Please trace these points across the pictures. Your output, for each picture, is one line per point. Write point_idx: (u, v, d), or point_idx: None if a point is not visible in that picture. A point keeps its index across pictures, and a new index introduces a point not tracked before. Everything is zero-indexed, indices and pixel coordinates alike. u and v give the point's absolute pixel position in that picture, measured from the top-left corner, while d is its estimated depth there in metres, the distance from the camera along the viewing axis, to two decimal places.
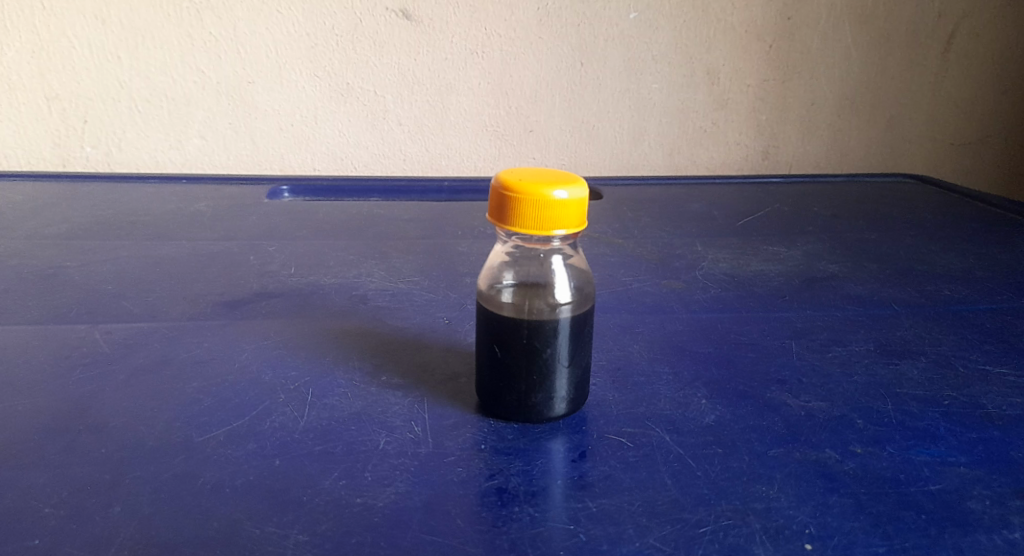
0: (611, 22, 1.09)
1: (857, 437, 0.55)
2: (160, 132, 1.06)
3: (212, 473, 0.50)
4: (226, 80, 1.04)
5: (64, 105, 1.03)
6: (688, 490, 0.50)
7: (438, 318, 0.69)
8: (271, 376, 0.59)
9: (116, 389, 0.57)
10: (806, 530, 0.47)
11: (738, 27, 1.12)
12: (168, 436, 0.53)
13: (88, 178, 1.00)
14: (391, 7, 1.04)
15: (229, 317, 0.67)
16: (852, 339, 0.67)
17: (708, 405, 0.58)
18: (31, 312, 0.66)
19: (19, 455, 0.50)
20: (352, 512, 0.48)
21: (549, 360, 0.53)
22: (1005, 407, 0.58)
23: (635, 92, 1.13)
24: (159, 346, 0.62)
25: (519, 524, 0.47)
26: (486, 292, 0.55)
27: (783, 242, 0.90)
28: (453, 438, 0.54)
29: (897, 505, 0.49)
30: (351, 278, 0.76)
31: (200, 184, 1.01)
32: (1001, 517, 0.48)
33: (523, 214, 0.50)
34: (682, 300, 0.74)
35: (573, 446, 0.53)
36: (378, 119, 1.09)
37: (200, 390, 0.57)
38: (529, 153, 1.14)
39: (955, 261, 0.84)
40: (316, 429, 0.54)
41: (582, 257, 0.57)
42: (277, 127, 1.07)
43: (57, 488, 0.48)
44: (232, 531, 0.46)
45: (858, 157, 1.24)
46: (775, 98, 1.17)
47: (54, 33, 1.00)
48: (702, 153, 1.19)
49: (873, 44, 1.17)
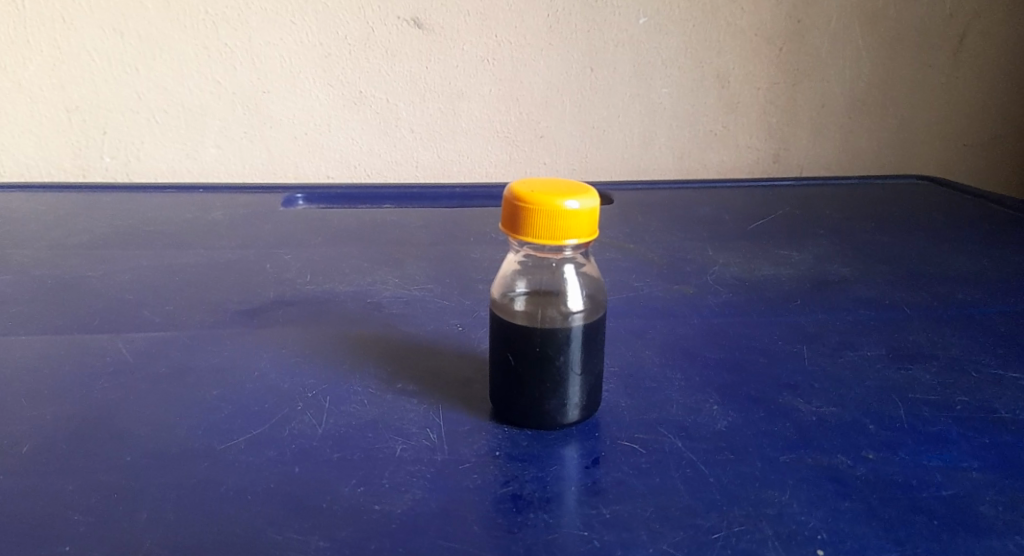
0: (621, 27, 1.10)
1: (868, 442, 0.55)
2: (177, 142, 1.07)
3: (232, 479, 0.51)
4: (241, 90, 1.06)
5: (83, 116, 1.04)
6: (701, 495, 0.51)
7: (451, 325, 0.70)
8: (288, 383, 0.60)
9: (138, 397, 0.58)
10: (817, 535, 0.48)
11: (747, 31, 1.12)
12: (189, 443, 0.54)
13: (106, 188, 1.02)
14: (403, 16, 1.05)
15: (246, 325, 0.68)
16: (863, 343, 0.68)
17: (720, 411, 0.58)
18: (54, 322, 0.67)
19: (46, 462, 0.52)
20: (370, 519, 0.49)
21: (561, 368, 0.54)
22: (1016, 412, 0.58)
23: (645, 97, 1.14)
24: (180, 355, 0.63)
25: (534, 530, 0.48)
26: (499, 300, 0.56)
27: (794, 245, 0.90)
28: (468, 445, 0.55)
29: (909, 509, 0.50)
30: (365, 285, 0.77)
31: (216, 193, 1.02)
32: (1012, 522, 0.49)
33: (535, 224, 0.51)
34: (693, 305, 0.75)
35: (586, 452, 0.54)
36: (390, 126, 1.10)
37: (220, 398, 0.58)
38: (540, 159, 1.15)
39: (966, 264, 0.84)
40: (333, 436, 0.55)
41: (593, 266, 0.58)
42: (291, 135, 1.09)
43: (83, 495, 0.49)
44: (253, 536, 0.47)
45: (869, 158, 1.24)
46: (786, 101, 1.18)
47: (73, 46, 1.01)
48: (713, 156, 1.19)
49: (883, 45, 1.17)
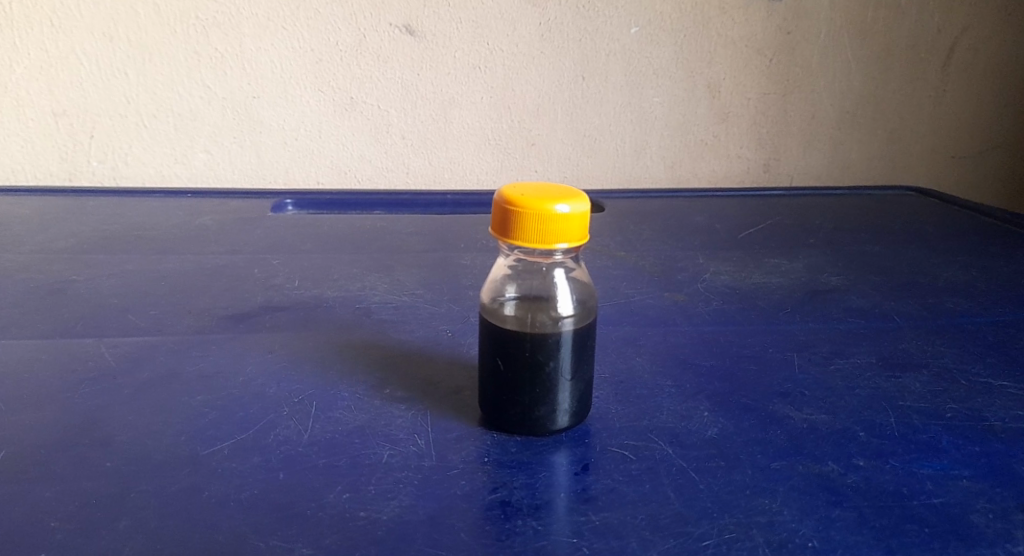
0: (611, 37, 1.10)
1: (859, 450, 0.55)
2: (167, 146, 1.06)
3: (217, 485, 0.50)
4: (232, 96, 1.05)
5: (72, 120, 1.04)
6: (692, 503, 0.50)
7: (442, 331, 0.70)
8: (276, 389, 0.60)
9: (122, 404, 0.57)
10: (809, 543, 0.47)
11: (738, 42, 1.13)
12: (174, 449, 0.53)
13: (94, 193, 1.01)
14: (395, 23, 1.05)
15: (234, 331, 0.68)
16: (854, 352, 0.67)
17: (711, 418, 0.58)
18: (39, 327, 0.66)
19: (28, 468, 0.51)
20: (357, 525, 0.48)
21: (552, 374, 0.54)
22: (1008, 421, 0.58)
23: (636, 106, 1.14)
24: (166, 360, 0.63)
25: (523, 537, 0.48)
26: (490, 305, 0.55)
27: (785, 254, 0.90)
28: (456, 451, 0.54)
29: (901, 518, 0.49)
30: (357, 291, 0.77)
31: (205, 199, 1.01)
32: (1005, 531, 0.48)
33: (524, 227, 0.51)
34: (685, 313, 0.75)
35: (576, 459, 0.54)
36: (380, 133, 1.10)
37: (206, 404, 0.58)
38: (532, 167, 1.15)
39: (957, 274, 0.84)
40: (320, 443, 0.54)
41: (585, 271, 0.57)
42: (283, 142, 1.08)
43: (63, 501, 0.48)
44: (237, 544, 0.46)
45: (859, 167, 1.24)
46: (776, 112, 1.18)
47: (62, 50, 1.01)
48: (704, 165, 1.19)
49: (872, 58, 1.18)
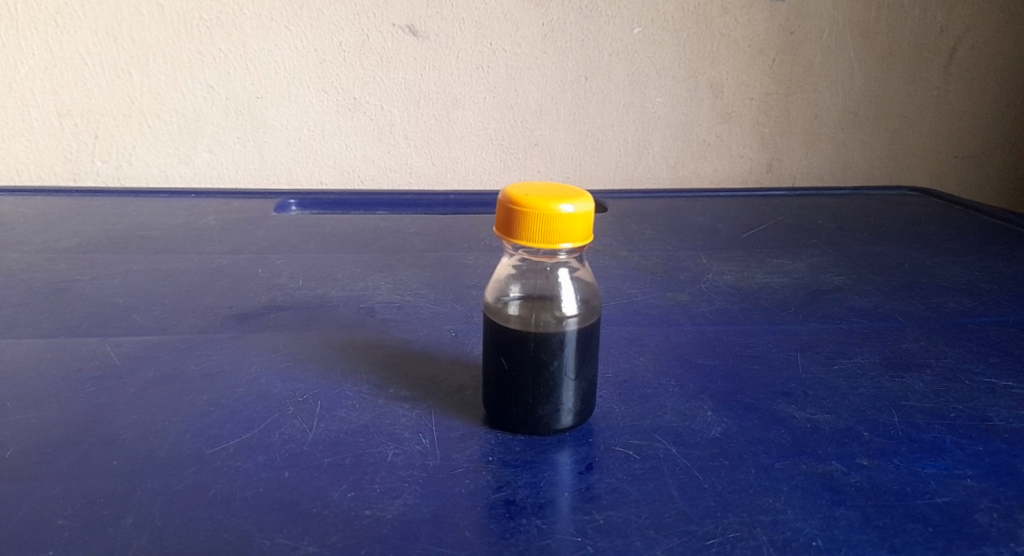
0: (614, 37, 1.10)
1: (862, 450, 0.55)
2: (170, 146, 1.07)
3: (222, 484, 0.50)
4: (235, 96, 1.05)
5: (76, 120, 1.04)
6: (695, 502, 0.50)
7: (445, 331, 0.70)
8: (279, 388, 0.60)
9: (126, 403, 0.57)
10: (813, 542, 0.47)
11: (740, 42, 1.13)
12: (178, 448, 0.53)
13: (97, 193, 1.01)
14: (397, 23, 1.05)
15: (238, 330, 0.68)
16: (857, 352, 0.68)
17: (714, 418, 0.58)
18: (43, 326, 0.67)
19: (32, 467, 0.51)
20: (361, 524, 0.48)
21: (555, 373, 0.54)
22: (1011, 420, 0.58)
23: (638, 106, 1.14)
24: (170, 360, 0.63)
25: (527, 536, 0.48)
26: (493, 305, 0.55)
27: (787, 254, 0.90)
28: (460, 451, 0.54)
29: (905, 518, 0.49)
30: (360, 291, 0.77)
31: (209, 199, 1.01)
32: (1008, 531, 0.48)
33: (528, 227, 0.51)
34: (687, 312, 0.75)
35: (580, 458, 0.54)
36: (383, 133, 1.10)
37: (210, 402, 0.58)
38: (535, 167, 1.15)
39: (959, 274, 0.84)
40: (324, 442, 0.54)
41: (588, 271, 0.57)
42: (286, 142, 1.08)
43: (68, 500, 0.49)
44: (242, 542, 0.46)
45: (862, 167, 1.24)
46: (779, 112, 1.18)
47: (66, 50, 1.01)
48: (706, 165, 1.19)
49: (875, 58, 1.18)
